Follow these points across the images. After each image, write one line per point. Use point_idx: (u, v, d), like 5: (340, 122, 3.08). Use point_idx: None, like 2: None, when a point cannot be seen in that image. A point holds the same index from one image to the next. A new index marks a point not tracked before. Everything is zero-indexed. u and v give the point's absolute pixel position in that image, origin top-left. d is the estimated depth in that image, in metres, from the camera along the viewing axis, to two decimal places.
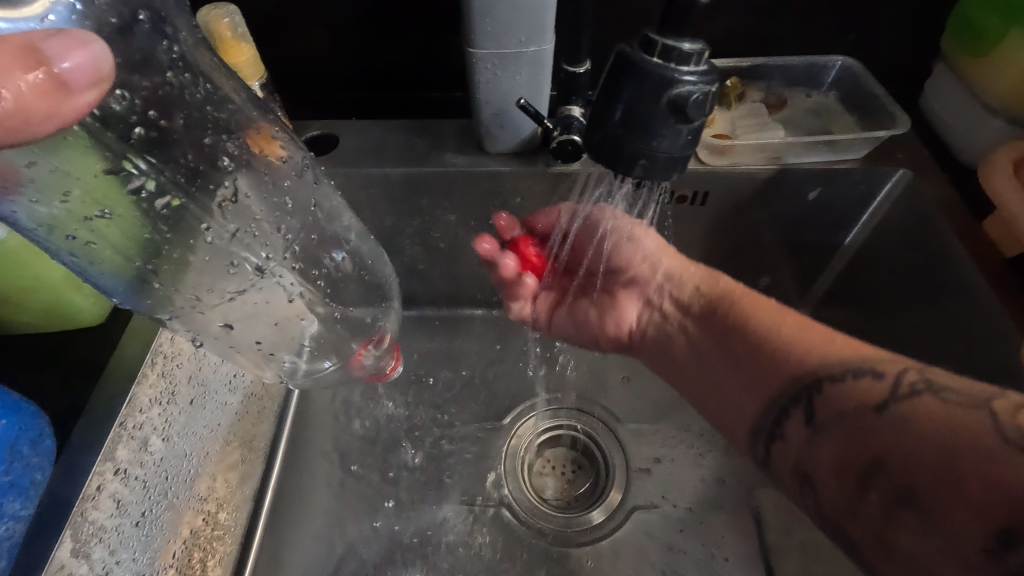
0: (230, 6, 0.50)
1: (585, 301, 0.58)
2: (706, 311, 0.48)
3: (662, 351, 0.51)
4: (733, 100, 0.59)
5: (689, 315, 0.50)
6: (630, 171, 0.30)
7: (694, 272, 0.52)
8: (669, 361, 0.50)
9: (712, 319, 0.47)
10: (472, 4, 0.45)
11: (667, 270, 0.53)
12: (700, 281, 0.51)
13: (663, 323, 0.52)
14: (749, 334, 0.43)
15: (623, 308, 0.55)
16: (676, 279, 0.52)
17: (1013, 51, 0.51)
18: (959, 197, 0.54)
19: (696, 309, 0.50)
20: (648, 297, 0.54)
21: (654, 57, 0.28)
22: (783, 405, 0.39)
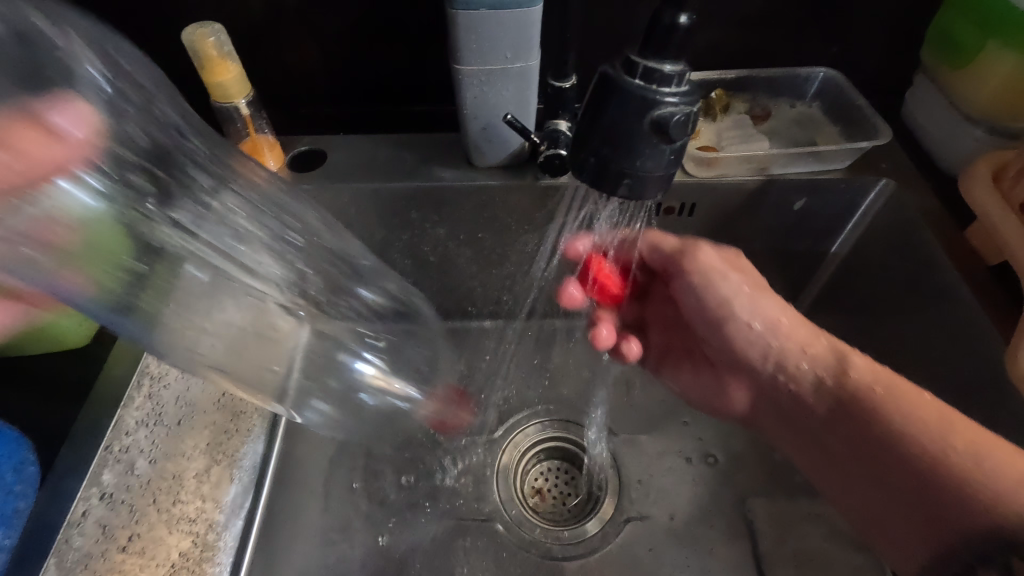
0: (216, 25, 0.49)
1: (691, 367, 0.58)
2: (832, 416, 0.44)
3: (791, 442, 0.49)
4: (718, 112, 0.60)
5: (822, 416, 0.45)
6: (615, 190, 0.30)
7: (818, 360, 0.46)
8: (822, 455, 0.46)
9: (836, 426, 0.44)
10: (457, 20, 0.45)
11: (780, 355, 0.48)
12: (825, 374, 0.45)
13: (794, 416, 0.48)
14: (896, 450, 0.40)
15: (734, 390, 0.53)
16: (796, 370, 0.47)
17: (993, 63, 0.52)
18: (940, 206, 0.55)
19: (828, 413, 0.45)
20: (762, 385, 0.50)
21: (635, 77, 0.28)
22: (965, 558, 0.35)
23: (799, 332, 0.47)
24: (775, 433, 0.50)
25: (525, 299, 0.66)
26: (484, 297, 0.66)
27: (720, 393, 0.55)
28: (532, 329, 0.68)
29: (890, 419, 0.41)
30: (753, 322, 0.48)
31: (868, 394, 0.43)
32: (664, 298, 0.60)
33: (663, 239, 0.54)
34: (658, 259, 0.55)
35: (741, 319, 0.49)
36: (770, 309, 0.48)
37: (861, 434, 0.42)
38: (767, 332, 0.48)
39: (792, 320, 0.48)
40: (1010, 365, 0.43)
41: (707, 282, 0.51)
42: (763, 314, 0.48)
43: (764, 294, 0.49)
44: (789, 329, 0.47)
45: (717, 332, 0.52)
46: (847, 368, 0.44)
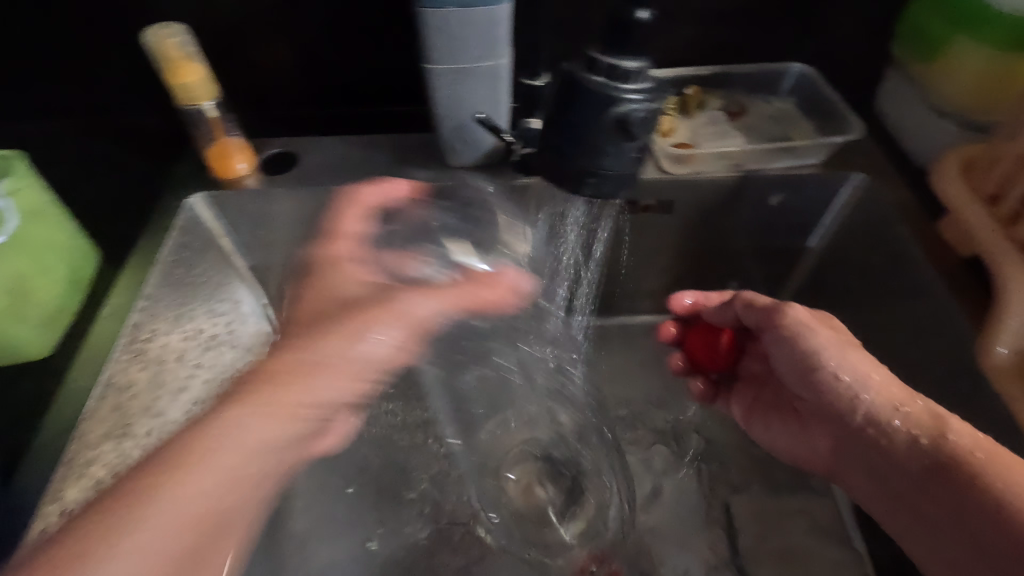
0: (178, 25, 0.49)
1: (781, 420, 0.49)
2: (927, 481, 0.37)
3: (874, 500, 0.41)
4: (693, 108, 0.60)
5: (909, 471, 0.38)
6: (580, 189, 0.30)
7: (911, 419, 0.38)
8: (909, 516, 0.38)
9: (935, 491, 0.36)
10: (425, 18, 0.44)
11: (873, 416, 0.40)
12: (919, 432, 0.38)
13: (880, 471, 0.40)
14: (992, 512, 0.33)
15: (819, 441, 0.45)
16: (888, 428, 0.39)
17: (964, 56, 0.52)
18: (914, 199, 0.55)
19: (917, 471, 0.37)
20: (846, 441, 0.42)
21: (597, 74, 0.28)
22: None
23: (894, 388, 0.40)
24: (863, 493, 0.42)
25: None
26: None
27: (803, 445, 0.47)
28: None
29: (990, 481, 0.34)
30: (841, 383, 0.41)
31: (967, 456, 0.35)
32: (756, 357, 0.52)
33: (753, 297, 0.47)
34: (748, 317, 0.47)
35: (828, 374, 0.42)
36: (857, 367, 0.41)
37: (953, 495, 0.35)
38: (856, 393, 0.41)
39: (888, 378, 0.41)
40: (983, 359, 0.44)
41: (790, 338, 0.44)
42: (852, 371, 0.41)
43: (854, 348, 0.42)
44: (882, 385, 0.40)
45: (806, 387, 0.44)
46: (946, 427, 0.37)
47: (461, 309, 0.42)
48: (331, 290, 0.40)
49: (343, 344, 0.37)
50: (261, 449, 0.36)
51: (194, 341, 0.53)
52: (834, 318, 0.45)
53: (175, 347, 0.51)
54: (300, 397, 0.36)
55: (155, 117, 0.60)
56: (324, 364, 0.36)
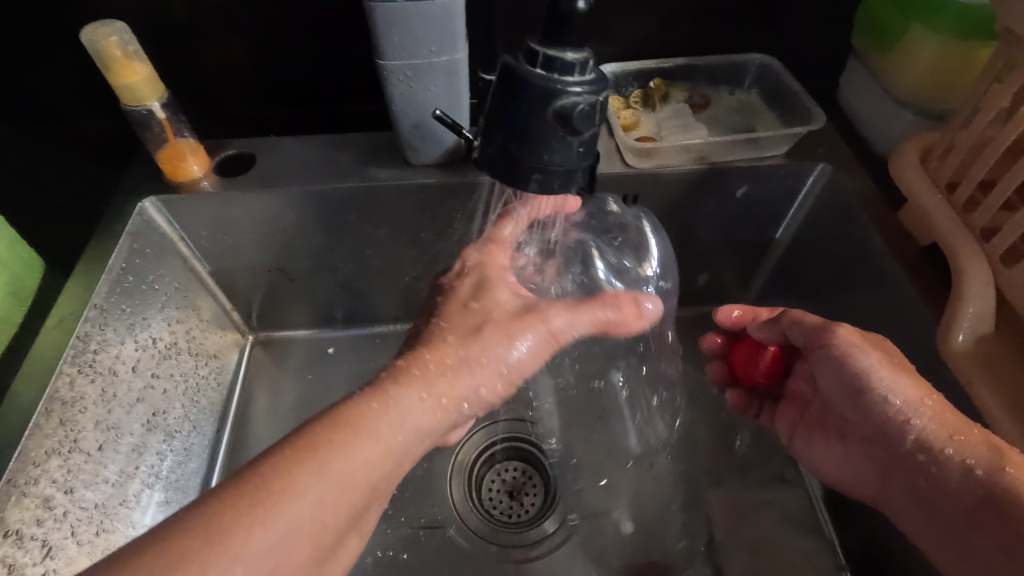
0: (118, 22, 0.46)
1: (824, 439, 0.50)
2: (980, 515, 0.37)
3: (922, 530, 0.41)
4: (657, 101, 0.59)
5: (963, 506, 0.38)
6: (527, 186, 0.29)
7: (967, 449, 0.38)
8: (961, 548, 0.38)
9: (985, 524, 0.36)
10: (374, 13, 0.43)
11: (926, 443, 0.40)
12: (975, 463, 0.37)
13: (932, 502, 0.40)
14: None
15: (865, 460, 0.46)
16: (941, 457, 0.39)
17: (918, 44, 0.52)
18: (875, 189, 0.55)
19: (971, 504, 0.37)
20: (897, 465, 0.42)
21: (537, 67, 0.27)
22: None
23: (948, 415, 0.39)
24: (911, 520, 0.42)
25: None
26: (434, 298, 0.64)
27: (849, 466, 0.47)
28: None
29: None
30: (893, 407, 0.41)
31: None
32: (802, 376, 0.52)
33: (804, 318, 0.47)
34: (797, 334, 0.48)
35: (880, 397, 0.41)
36: (912, 393, 0.40)
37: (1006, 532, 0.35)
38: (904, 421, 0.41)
39: (941, 403, 0.40)
40: (943, 346, 0.44)
41: (840, 360, 0.43)
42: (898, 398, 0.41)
43: (907, 372, 0.42)
44: (935, 413, 0.40)
45: (856, 409, 0.44)
46: (1005, 461, 0.36)
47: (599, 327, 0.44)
48: (489, 294, 0.44)
49: (501, 345, 0.41)
50: (402, 443, 0.35)
51: (150, 351, 0.52)
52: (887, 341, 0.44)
53: (128, 357, 0.50)
54: (459, 390, 0.39)
55: (104, 119, 0.58)
56: (476, 363, 0.40)
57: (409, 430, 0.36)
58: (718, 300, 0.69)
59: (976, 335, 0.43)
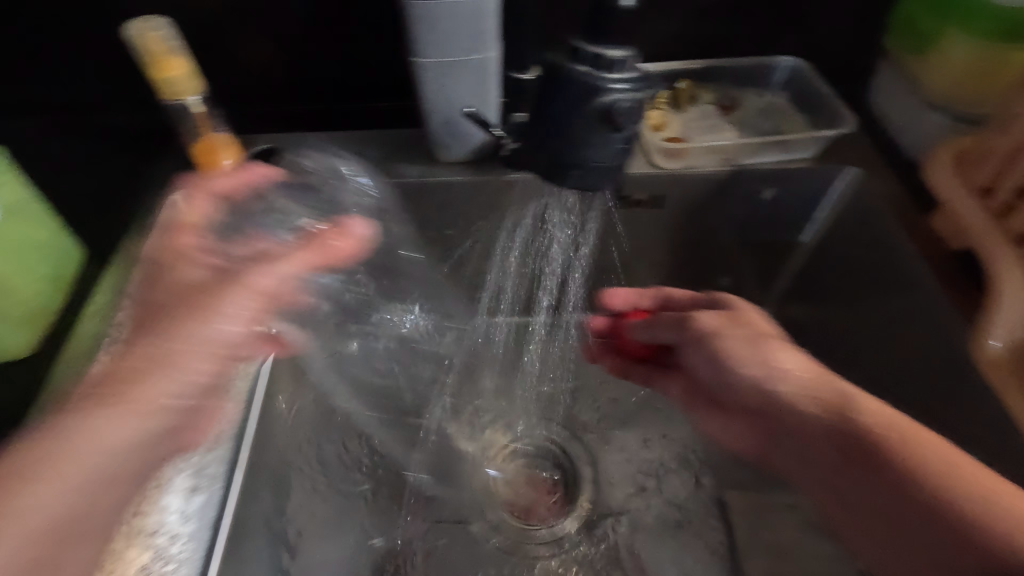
0: (162, 20, 0.48)
1: (705, 414, 0.51)
2: (845, 466, 0.38)
3: (809, 487, 0.41)
4: (684, 102, 0.59)
5: (829, 460, 0.39)
6: (568, 179, 0.31)
7: (824, 408, 0.40)
8: (837, 503, 0.39)
9: (850, 473, 0.38)
10: (410, 12, 0.43)
11: (789, 406, 0.42)
12: (832, 420, 0.39)
13: (806, 461, 0.41)
14: (908, 494, 0.34)
15: (744, 431, 0.47)
16: (799, 419, 0.41)
17: (952, 49, 0.52)
18: (904, 193, 0.55)
19: (835, 459, 0.39)
20: (771, 428, 0.44)
21: (583, 63, 0.28)
22: None
23: (811, 380, 0.42)
24: (794, 478, 0.43)
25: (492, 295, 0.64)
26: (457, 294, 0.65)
27: (729, 437, 0.48)
28: None
29: (900, 465, 0.35)
30: (766, 374, 0.43)
31: (880, 440, 0.37)
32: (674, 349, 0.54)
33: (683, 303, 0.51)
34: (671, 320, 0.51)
35: (757, 370, 0.44)
36: (784, 361, 0.43)
37: (870, 482, 0.36)
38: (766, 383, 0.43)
39: (806, 371, 0.42)
40: (976, 352, 0.44)
41: (713, 342, 0.47)
42: (787, 372, 0.43)
43: (772, 346, 0.44)
44: (800, 380, 0.42)
45: (726, 383, 0.46)
46: (856, 414, 0.38)
47: (314, 269, 0.41)
48: (174, 270, 0.37)
49: (199, 323, 0.35)
50: (123, 446, 0.33)
51: None
52: (745, 311, 0.48)
53: None
54: (153, 392, 0.33)
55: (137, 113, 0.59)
56: (179, 340, 0.34)
57: (103, 452, 0.32)
58: None
59: (1011, 339, 0.44)
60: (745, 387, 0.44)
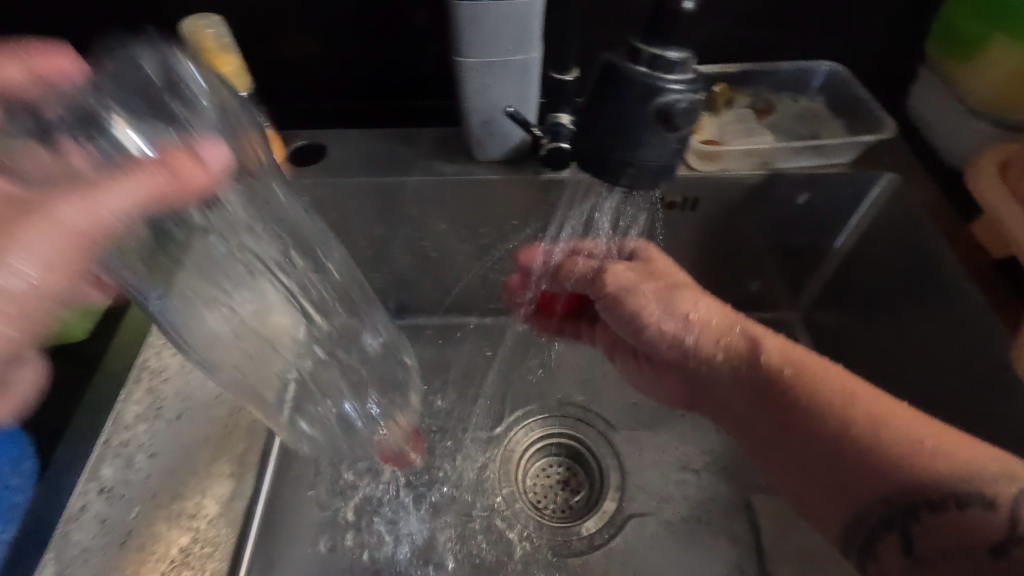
0: (214, 17, 0.49)
1: (638, 367, 0.57)
2: (754, 403, 0.44)
3: (730, 426, 0.47)
4: (720, 105, 0.59)
5: (740, 397, 0.46)
6: (618, 179, 0.31)
7: (731, 350, 0.47)
8: (751, 437, 0.45)
9: (757, 407, 0.44)
10: (458, 12, 0.44)
11: (699, 352, 0.48)
12: (739, 362, 0.46)
13: (726, 402, 0.47)
14: (807, 418, 0.40)
15: (669, 378, 0.53)
16: (710, 361, 0.48)
17: (1000, 56, 0.51)
18: (945, 200, 0.54)
19: (746, 397, 0.45)
20: (689, 372, 0.50)
21: (641, 65, 0.29)
22: (874, 522, 0.37)
23: (715, 322, 0.48)
24: (710, 411, 0.49)
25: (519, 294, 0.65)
26: (487, 292, 0.65)
27: (658, 385, 0.55)
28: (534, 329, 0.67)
29: (798, 397, 0.41)
30: (673, 322, 0.49)
31: (780, 375, 0.43)
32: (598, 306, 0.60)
33: (612, 273, 0.53)
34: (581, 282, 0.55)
35: (669, 320, 0.50)
36: (684, 304, 0.50)
37: (775, 418, 0.42)
38: (684, 339, 0.49)
39: (707, 312, 0.49)
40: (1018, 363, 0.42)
41: (623, 302, 0.52)
42: (705, 332, 0.48)
43: (677, 292, 0.50)
44: (704, 326, 0.48)
45: (642, 335, 0.52)
46: (759, 353, 0.45)
47: (149, 202, 0.30)
48: None
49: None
50: None
51: None
52: (657, 263, 0.52)
53: None
54: None
55: None
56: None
57: None
58: (768, 308, 0.68)
59: None
60: (664, 344, 0.50)
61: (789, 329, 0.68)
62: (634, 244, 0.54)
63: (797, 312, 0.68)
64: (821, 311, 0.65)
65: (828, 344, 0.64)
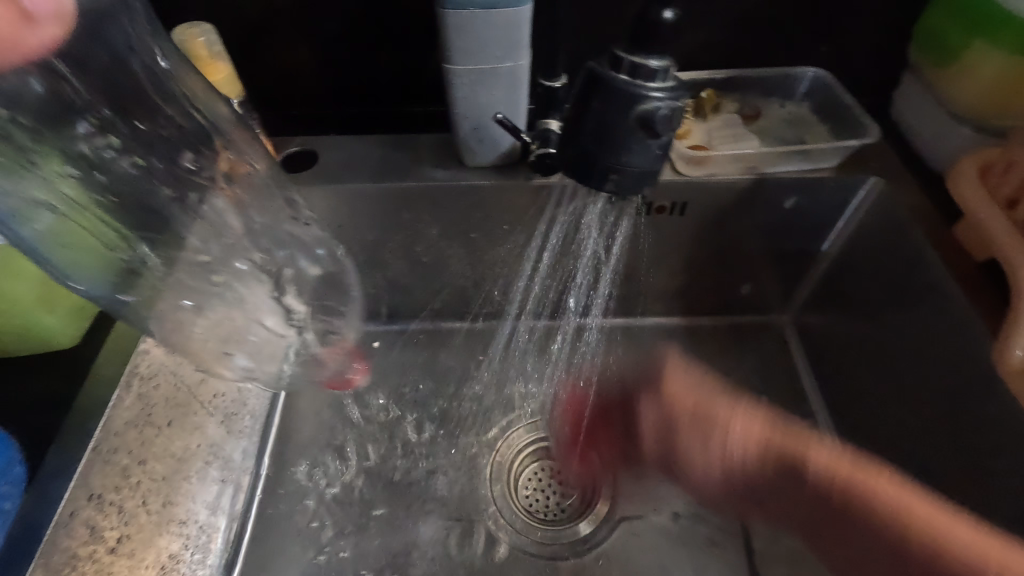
0: (206, 26, 0.50)
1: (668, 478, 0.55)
2: (824, 525, 0.46)
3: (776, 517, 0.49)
4: (708, 111, 0.60)
5: (794, 513, 0.47)
6: (603, 184, 0.32)
7: (780, 481, 0.47)
8: (795, 519, 0.48)
9: (817, 513, 0.46)
10: (447, 20, 0.45)
11: (747, 487, 0.48)
12: (778, 478, 0.47)
13: (770, 515, 0.49)
14: (865, 519, 0.42)
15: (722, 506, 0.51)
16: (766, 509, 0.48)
17: (981, 62, 0.52)
18: (929, 203, 0.55)
19: (798, 523, 0.48)
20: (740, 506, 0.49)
21: (622, 73, 0.30)
22: None
23: (770, 438, 0.47)
24: (778, 509, 0.48)
25: (510, 299, 0.65)
26: (478, 297, 0.65)
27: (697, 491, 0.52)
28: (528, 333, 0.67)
29: (855, 513, 0.43)
30: (727, 450, 0.48)
31: (834, 493, 0.44)
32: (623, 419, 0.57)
33: (670, 391, 0.52)
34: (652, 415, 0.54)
35: (721, 446, 0.48)
36: (749, 426, 0.48)
37: (835, 514, 0.45)
38: (728, 478, 0.49)
39: (768, 438, 0.47)
40: (999, 362, 0.43)
41: (686, 440, 0.50)
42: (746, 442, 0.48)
43: (730, 429, 0.48)
44: (755, 460, 0.47)
45: (687, 464, 0.50)
46: (806, 468, 0.45)
47: None
48: None
49: None
50: None
51: None
52: (680, 388, 0.52)
53: None
54: None
55: None
56: None
57: None
58: (759, 312, 0.69)
59: None
60: (711, 481, 0.49)
61: (779, 331, 0.68)
62: (711, 406, 0.49)
63: (787, 315, 0.69)
64: (811, 313, 0.66)
65: (819, 346, 0.65)
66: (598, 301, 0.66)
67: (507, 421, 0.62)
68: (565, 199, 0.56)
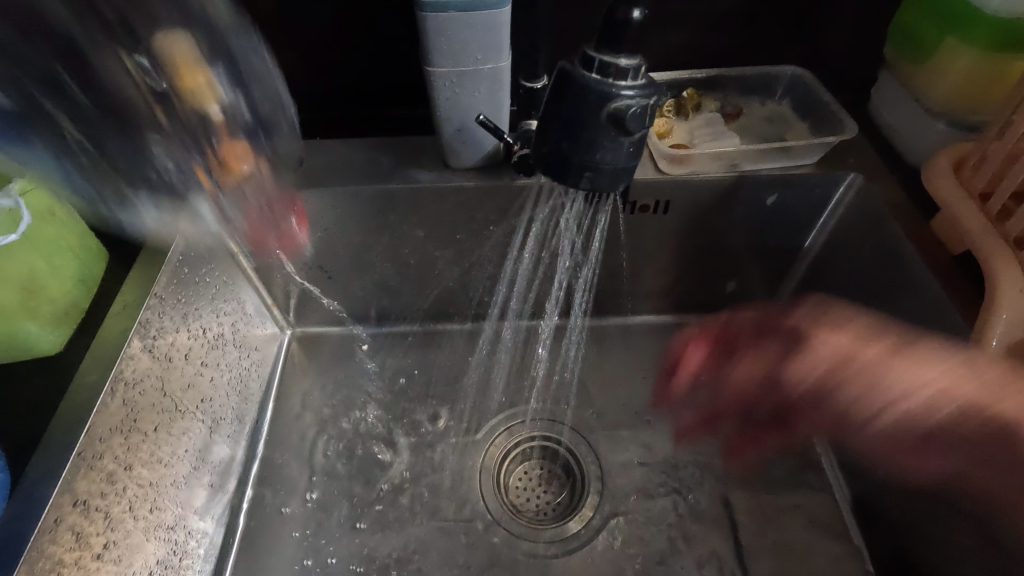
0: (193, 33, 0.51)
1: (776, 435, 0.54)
2: (993, 460, 0.40)
3: (881, 443, 0.45)
4: (690, 111, 0.61)
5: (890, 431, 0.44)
6: (579, 182, 0.34)
7: (952, 415, 0.40)
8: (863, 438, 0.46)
9: (992, 460, 0.40)
10: (426, 23, 0.45)
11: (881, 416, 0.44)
12: (944, 406, 0.40)
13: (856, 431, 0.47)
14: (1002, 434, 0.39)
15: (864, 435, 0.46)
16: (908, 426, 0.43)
17: (954, 58, 0.53)
18: (907, 197, 0.56)
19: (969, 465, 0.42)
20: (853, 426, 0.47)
21: (593, 72, 0.31)
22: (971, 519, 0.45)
23: (930, 370, 0.41)
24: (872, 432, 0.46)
25: (498, 300, 0.65)
26: (467, 298, 0.66)
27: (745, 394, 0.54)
28: (517, 333, 0.67)
29: (955, 430, 0.41)
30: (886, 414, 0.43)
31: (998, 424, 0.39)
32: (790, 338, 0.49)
33: (823, 345, 0.45)
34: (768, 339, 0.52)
35: (880, 405, 0.43)
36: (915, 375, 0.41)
37: (919, 432, 0.42)
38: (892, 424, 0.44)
39: (946, 378, 0.41)
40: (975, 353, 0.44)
41: (798, 370, 0.48)
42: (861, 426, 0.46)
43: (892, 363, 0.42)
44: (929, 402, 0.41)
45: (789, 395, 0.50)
46: (963, 404, 0.40)
47: None
48: None
49: None
50: None
51: (200, 341, 0.54)
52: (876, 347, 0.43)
53: (182, 345, 0.52)
54: None
55: None
56: None
57: None
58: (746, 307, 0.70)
59: (1009, 340, 0.43)
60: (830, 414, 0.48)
61: None
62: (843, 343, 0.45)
63: None
64: None
65: None
66: (585, 300, 0.67)
67: (494, 423, 0.62)
68: (549, 201, 0.56)
